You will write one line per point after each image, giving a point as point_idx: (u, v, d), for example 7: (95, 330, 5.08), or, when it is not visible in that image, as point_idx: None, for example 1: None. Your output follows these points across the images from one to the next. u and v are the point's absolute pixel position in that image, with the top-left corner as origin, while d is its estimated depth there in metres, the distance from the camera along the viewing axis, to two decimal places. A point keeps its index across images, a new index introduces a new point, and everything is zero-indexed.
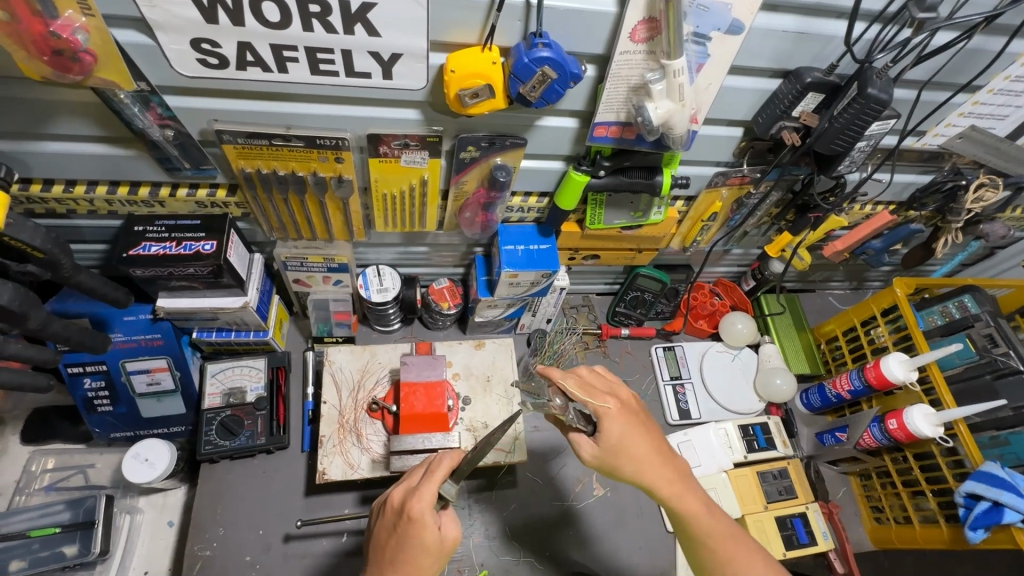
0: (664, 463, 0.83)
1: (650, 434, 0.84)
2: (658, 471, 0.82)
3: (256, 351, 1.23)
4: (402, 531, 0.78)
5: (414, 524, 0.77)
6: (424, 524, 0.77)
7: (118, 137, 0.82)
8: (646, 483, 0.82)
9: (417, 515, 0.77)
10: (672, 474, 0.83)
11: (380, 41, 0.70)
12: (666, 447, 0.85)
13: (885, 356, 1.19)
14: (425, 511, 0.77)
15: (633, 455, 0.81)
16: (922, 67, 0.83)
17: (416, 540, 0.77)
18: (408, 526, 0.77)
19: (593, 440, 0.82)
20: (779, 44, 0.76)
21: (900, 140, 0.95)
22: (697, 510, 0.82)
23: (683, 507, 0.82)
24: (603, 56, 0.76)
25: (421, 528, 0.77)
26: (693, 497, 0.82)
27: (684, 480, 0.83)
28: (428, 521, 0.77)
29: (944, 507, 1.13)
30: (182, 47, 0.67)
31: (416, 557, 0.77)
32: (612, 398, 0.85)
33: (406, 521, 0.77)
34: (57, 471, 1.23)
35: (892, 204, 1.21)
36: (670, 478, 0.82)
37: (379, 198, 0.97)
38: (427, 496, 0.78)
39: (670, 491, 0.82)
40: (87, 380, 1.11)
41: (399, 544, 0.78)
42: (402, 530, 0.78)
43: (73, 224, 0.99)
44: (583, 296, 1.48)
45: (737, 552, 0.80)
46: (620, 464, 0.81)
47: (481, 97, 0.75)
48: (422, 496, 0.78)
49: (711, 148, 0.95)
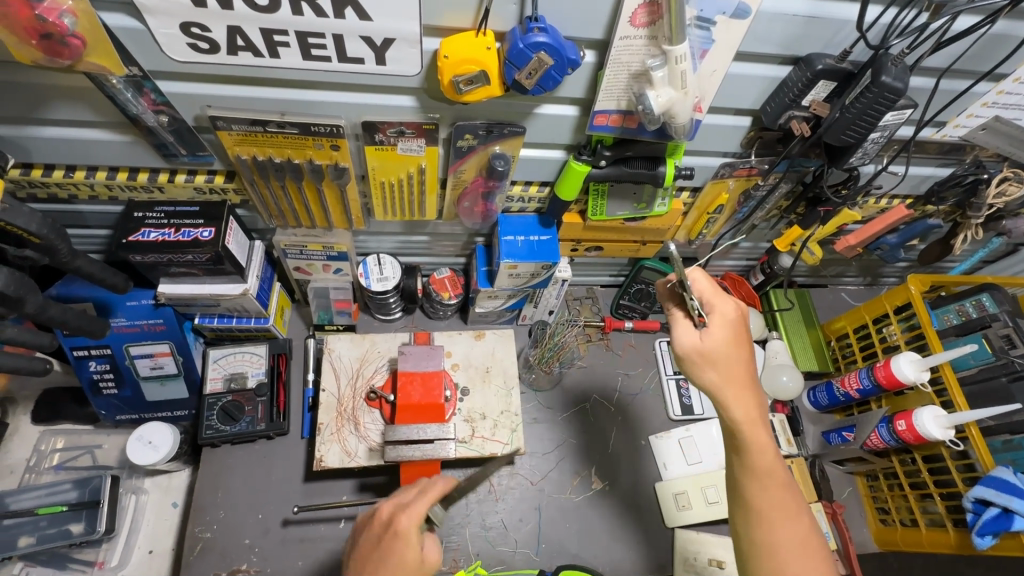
0: (744, 386, 0.79)
1: (745, 358, 0.80)
2: (744, 393, 0.79)
3: (257, 338, 1.24)
4: (383, 545, 0.77)
5: (397, 539, 0.77)
6: (408, 542, 0.76)
7: (114, 123, 0.82)
8: (722, 400, 0.79)
9: (404, 529, 0.77)
10: (754, 405, 0.79)
11: (371, 26, 0.68)
12: (757, 380, 0.81)
13: (896, 355, 1.15)
14: (412, 527, 0.77)
15: (715, 360, 0.79)
16: (942, 53, 0.79)
17: (396, 556, 0.76)
18: (392, 541, 0.77)
19: (696, 332, 0.81)
20: (789, 28, 0.72)
21: (917, 131, 0.91)
22: (765, 444, 0.77)
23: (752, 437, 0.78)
24: (603, 41, 0.74)
25: (404, 543, 0.76)
26: (766, 432, 0.78)
27: (760, 412, 0.80)
28: (412, 540, 0.76)
29: (953, 511, 1.10)
30: (172, 32, 0.67)
31: (396, 574, 0.76)
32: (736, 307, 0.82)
33: (390, 535, 0.77)
34: (66, 451, 1.26)
35: (908, 197, 1.16)
36: (750, 406, 0.79)
37: (377, 186, 0.96)
38: (416, 512, 0.78)
39: (747, 405, 0.79)
40: (92, 363, 1.13)
41: (376, 558, 0.77)
42: (386, 544, 0.77)
43: (75, 210, 1.00)
44: (587, 288, 1.47)
45: (781, 500, 0.77)
46: (705, 359, 0.80)
47: (476, 84, 0.73)
48: (412, 510, 0.78)
49: (718, 139, 0.92)
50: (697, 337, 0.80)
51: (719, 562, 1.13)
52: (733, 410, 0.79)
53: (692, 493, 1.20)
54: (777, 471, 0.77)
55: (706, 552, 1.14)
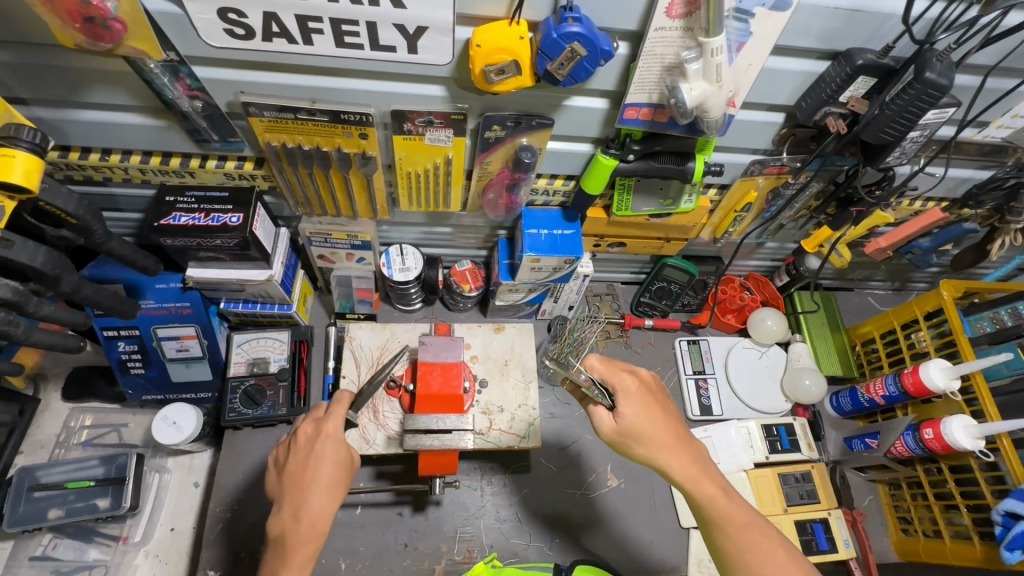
0: (675, 444, 0.80)
1: (665, 415, 0.82)
2: (675, 454, 0.80)
3: (280, 324, 1.26)
4: (311, 449, 0.87)
5: (326, 439, 0.87)
6: (337, 439, 0.88)
7: (150, 108, 0.83)
8: (662, 465, 0.80)
9: (335, 431, 0.88)
10: (688, 461, 0.80)
11: (405, 14, 0.68)
12: (684, 430, 0.83)
13: (925, 362, 1.12)
14: (340, 427, 0.89)
15: (642, 432, 0.80)
16: (989, 50, 0.76)
17: (330, 455, 0.87)
18: (323, 443, 0.87)
19: (612, 416, 0.82)
20: (829, 22, 0.70)
21: (959, 131, 0.88)
22: (712, 494, 0.78)
23: (695, 490, 0.79)
24: (637, 32, 0.73)
25: (336, 442, 0.88)
26: (708, 481, 0.79)
27: (698, 462, 0.81)
28: (340, 437, 0.88)
29: (979, 523, 1.08)
30: (209, 17, 0.67)
31: (333, 470, 0.86)
32: (635, 377, 0.84)
33: (316, 441, 0.88)
34: (94, 429, 1.29)
35: (944, 200, 1.13)
36: (684, 463, 0.80)
37: (403, 175, 0.96)
38: (337, 415, 0.90)
39: (682, 463, 0.80)
40: (120, 343, 1.16)
41: (307, 462, 0.86)
42: (313, 448, 0.87)
43: (109, 192, 1.02)
44: (607, 284, 1.46)
45: (751, 539, 0.76)
46: (633, 442, 0.81)
47: (507, 74, 0.72)
48: (333, 418, 0.89)
49: (749, 135, 0.90)
50: (614, 419, 0.82)
51: None
52: (672, 471, 0.80)
53: None
54: (734, 514, 0.77)
55: None
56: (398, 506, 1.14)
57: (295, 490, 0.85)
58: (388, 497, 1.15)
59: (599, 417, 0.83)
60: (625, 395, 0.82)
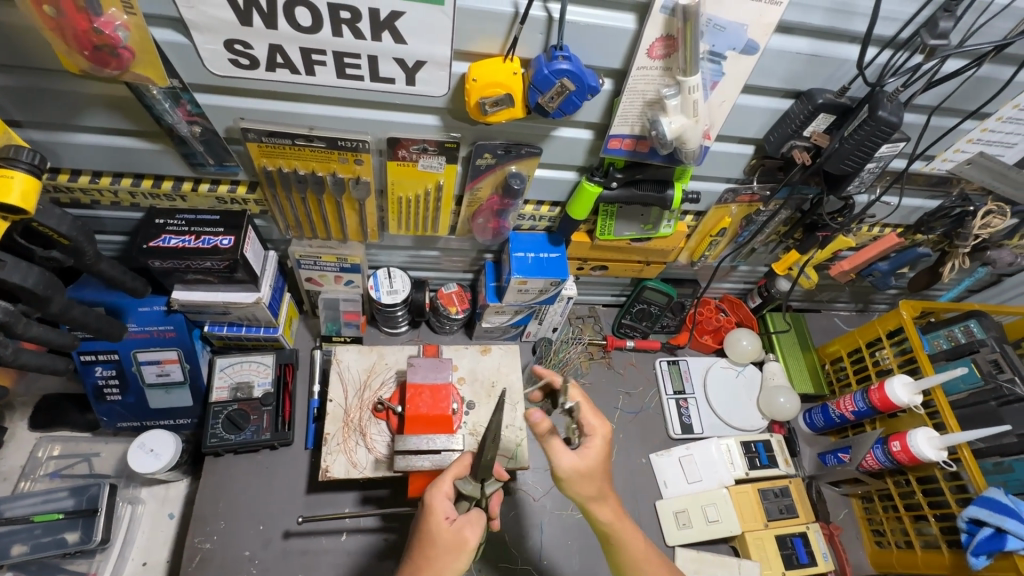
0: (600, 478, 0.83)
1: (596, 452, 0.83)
2: (596, 482, 0.83)
3: (265, 347, 1.25)
4: (420, 519, 0.82)
5: (430, 509, 0.81)
6: (433, 511, 0.80)
7: (147, 132, 0.84)
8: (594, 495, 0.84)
9: (431, 499, 0.81)
10: (603, 489, 0.84)
11: (405, 49, 0.72)
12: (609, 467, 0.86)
13: (890, 379, 1.19)
14: (438, 496, 0.81)
15: (592, 475, 0.82)
16: (932, 92, 0.85)
17: (428, 527, 0.80)
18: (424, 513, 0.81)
19: (565, 450, 0.81)
20: (792, 65, 0.78)
21: (909, 164, 0.97)
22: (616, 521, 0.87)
23: (619, 528, 0.87)
24: (620, 70, 0.79)
25: (432, 514, 0.80)
26: (610, 509, 0.86)
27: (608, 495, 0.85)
28: (437, 507, 0.81)
29: (946, 532, 1.13)
30: (216, 47, 0.70)
31: (427, 544, 0.79)
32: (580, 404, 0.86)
33: (423, 509, 0.82)
34: (62, 459, 1.24)
35: (899, 227, 1.22)
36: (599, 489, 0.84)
37: (395, 201, 0.99)
38: (443, 485, 0.83)
39: (613, 511, 0.86)
40: (98, 368, 1.13)
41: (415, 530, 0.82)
42: (421, 516, 0.82)
43: (95, 215, 1.02)
44: (589, 307, 1.50)
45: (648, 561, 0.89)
46: (584, 477, 0.82)
47: (501, 106, 0.77)
48: (441, 487, 0.83)
49: (723, 165, 0.97)
50: (576, 459, 0.81)
51: None
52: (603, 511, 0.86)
53: (692, 511, 1.23)
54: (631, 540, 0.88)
55: (707, 570, 1.17)
56: (384, 532, 1.13)
57: (406, 560, 0.81)
58: (374, 523, 1.14)
59: (557, 456, 0.81)
60: (596, 439, 0.84)
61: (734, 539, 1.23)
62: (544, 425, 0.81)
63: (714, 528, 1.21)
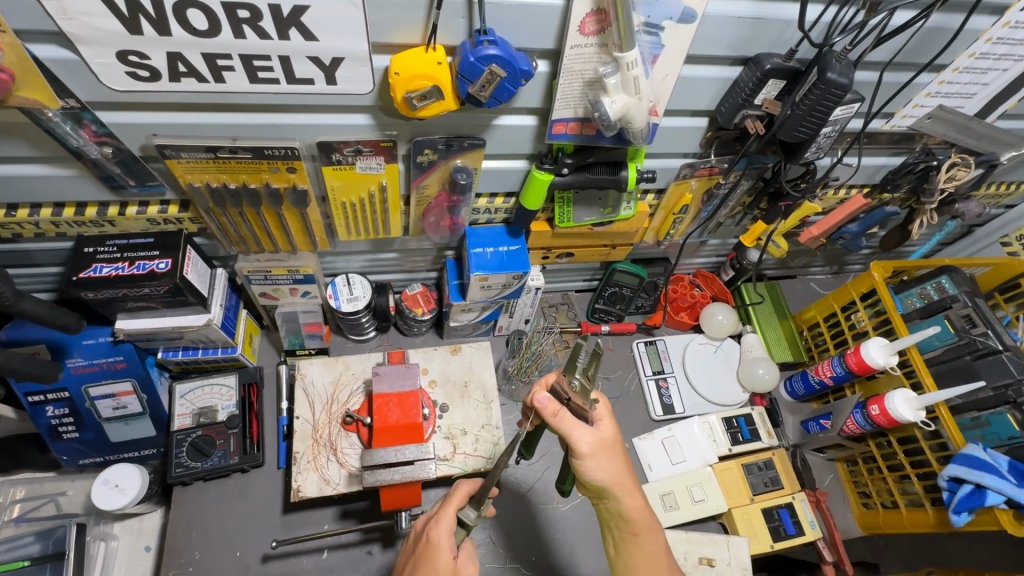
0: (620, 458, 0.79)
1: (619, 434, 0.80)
2: (613, 459, 0.78)
3: (226, 368, 1.20)
4: (420, 556, 0.78)
5: (433, 547, 0.78)
6: (439, 548, 0.77)
7: (56, 157, 0.78)
8: (612, 474, 0.78)
9: (436, 538, 0.78)
10: (623, 468, 0.79)
11: (318, 46, 0.67)
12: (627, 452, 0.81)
13: (866, 342, 1.18)
14: (443, 534, 0.78)
15: (609, 455, 0.78)
16: (884, 48, 0.81)
17: (433, 565, 0.76)
18: (426, 550, 0.78)
19: (586, 428, 0.77)
20: (736, 30, 0.74)
21: (867, 123, 0.94)
22: (635, 506, 0.79)
23: (639, 520, 0.80)
24: (555, 50, 0.74)
25: (437, 552, 0.77)
26: (635, 495, 0.79)
27: (629, 479, 0.79)
28: (444, 544, 0.77)
29: (930, 490, 1.12)
30: (109, 61, 0.64)
31: None
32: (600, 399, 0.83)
33: (424, 546, 0.79)
34: (27, 501, 1.20)
35: (866, 187, 1.19)
36: (619, 469, 0.78)
37: (338, 206, 0.94)
38: (445, 518, 0.79)
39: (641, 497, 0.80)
40: (49, 407, 1.08)
41: (416, 569, 0.78)
42: (421, 554, 0.79)
43: (21, 248, 0.95)
44: (561, 294, 1.47)
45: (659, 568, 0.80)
46: (607, 455, 0.78)
47: (430, 99, 0.72)
48: (442, 520, 0.79)
49: (677, 141, 0.93)
50: (595, 431, 0.77)
51: (708, 559, 1.12)
52: (625, 500, 0.79)
53: (678, 492, 1.21)
54: (647, 525, 0.81)
55: (696, 550, 1.13)
56: (367, 544, 1.11)
57: None
58: (355, 538, 1.11)
59: (573, 433, 0.76)
60: (604, 408, 0.81)
61: (721, 516, 1.22)
62: (552, 406, 0.77)
63: (701, 508, 1.19)
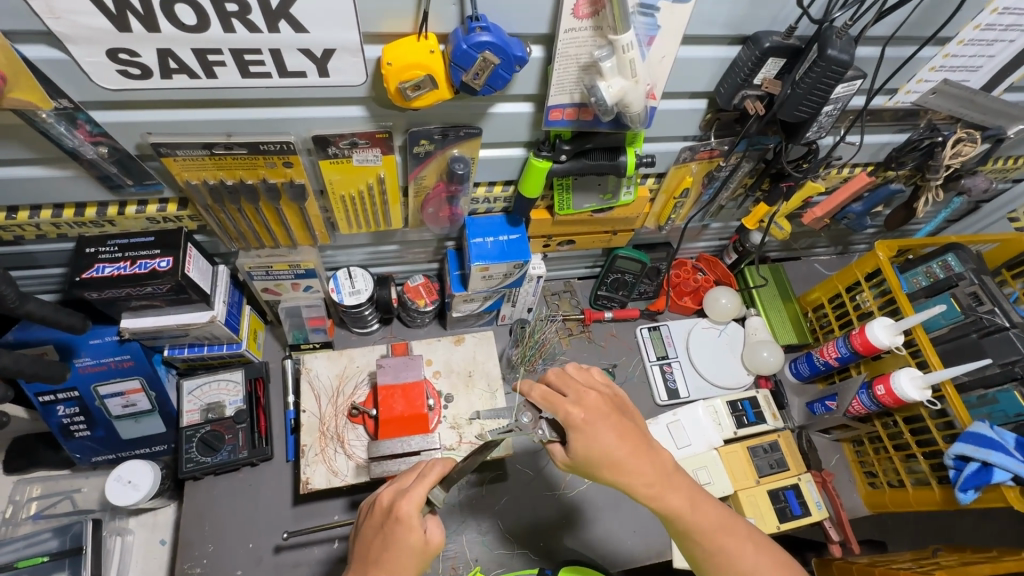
0: (599, 453, 0.78)
1: (598, 429, 0.78)
2: (590, 462, 0.78)
3: (232, 364, 1.21)
4: (388, 531, 0.76)
5: (401, 524, 0.75)
6: (410, 526, 0.75)
7: (52, 159, 0.79)
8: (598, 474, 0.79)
9: (405, 516, 0.75)
10: (603, 463, 0.78)
11: (309, 38, 0.66)
12: (612, 440, 0.78)
13: (871, 322, 1.17)
14: (413, 513, 0.75)
15: (591, 454, 0.78)
16: (886, 22, 0.80)
17: (402, 541, 0.75)
18: (394, 527, 0.76)
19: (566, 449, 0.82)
20: (734, 9, 0.72)
21: (869, 100, 0.92)
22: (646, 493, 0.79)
23: (662, 503, 0.79)
24: (549, 35, 0.73)
25: (408, 530, 0.75)
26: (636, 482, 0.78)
27: (618, 469, 0.78)
28: (415, 523, 0.75)
29: (936, 469, 1.12)
30: (99, 60, 0.64)
31: (402, 560, 0.75)
32: (580, 403, 0.80)
33: (393, 521, 0.76)
34: (43, 499, 1.24)
35: (870, 164, 1.17)
36: (604, 464, 0.78)
37: (336, 200, 0.94)
38: (416, 497, 0.76)
39: (644, 480, 0.78)
40: (59, 407, 1.09)
41: (384, 543, 0.76)
42: (389, 529, 0.76)
43: (25, 251, 0.96)
44: (564, 282, 1.47)
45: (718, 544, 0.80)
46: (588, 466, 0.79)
47: (423, 89, 0.71)
48: (411, 497, 0.76)
49: (677, 124, 0.92)
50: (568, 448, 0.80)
51: None
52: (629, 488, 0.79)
53: None
54: (680, 508, 0.79)
55: None
56: None
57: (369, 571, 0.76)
58: None
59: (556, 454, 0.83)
60: (574, 420, 0.78)
61: (728, 499, 1.23)
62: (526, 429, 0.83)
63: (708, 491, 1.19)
